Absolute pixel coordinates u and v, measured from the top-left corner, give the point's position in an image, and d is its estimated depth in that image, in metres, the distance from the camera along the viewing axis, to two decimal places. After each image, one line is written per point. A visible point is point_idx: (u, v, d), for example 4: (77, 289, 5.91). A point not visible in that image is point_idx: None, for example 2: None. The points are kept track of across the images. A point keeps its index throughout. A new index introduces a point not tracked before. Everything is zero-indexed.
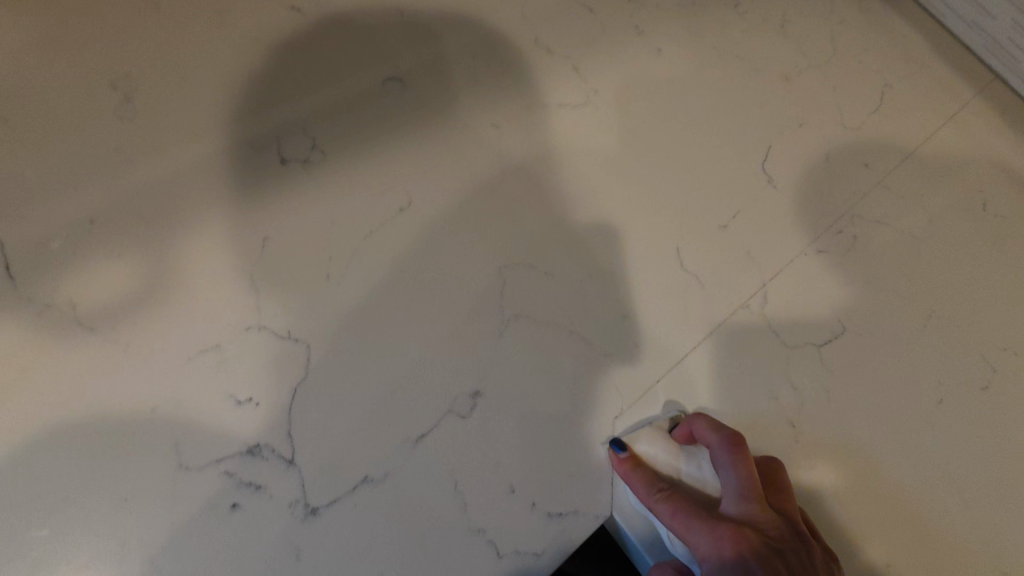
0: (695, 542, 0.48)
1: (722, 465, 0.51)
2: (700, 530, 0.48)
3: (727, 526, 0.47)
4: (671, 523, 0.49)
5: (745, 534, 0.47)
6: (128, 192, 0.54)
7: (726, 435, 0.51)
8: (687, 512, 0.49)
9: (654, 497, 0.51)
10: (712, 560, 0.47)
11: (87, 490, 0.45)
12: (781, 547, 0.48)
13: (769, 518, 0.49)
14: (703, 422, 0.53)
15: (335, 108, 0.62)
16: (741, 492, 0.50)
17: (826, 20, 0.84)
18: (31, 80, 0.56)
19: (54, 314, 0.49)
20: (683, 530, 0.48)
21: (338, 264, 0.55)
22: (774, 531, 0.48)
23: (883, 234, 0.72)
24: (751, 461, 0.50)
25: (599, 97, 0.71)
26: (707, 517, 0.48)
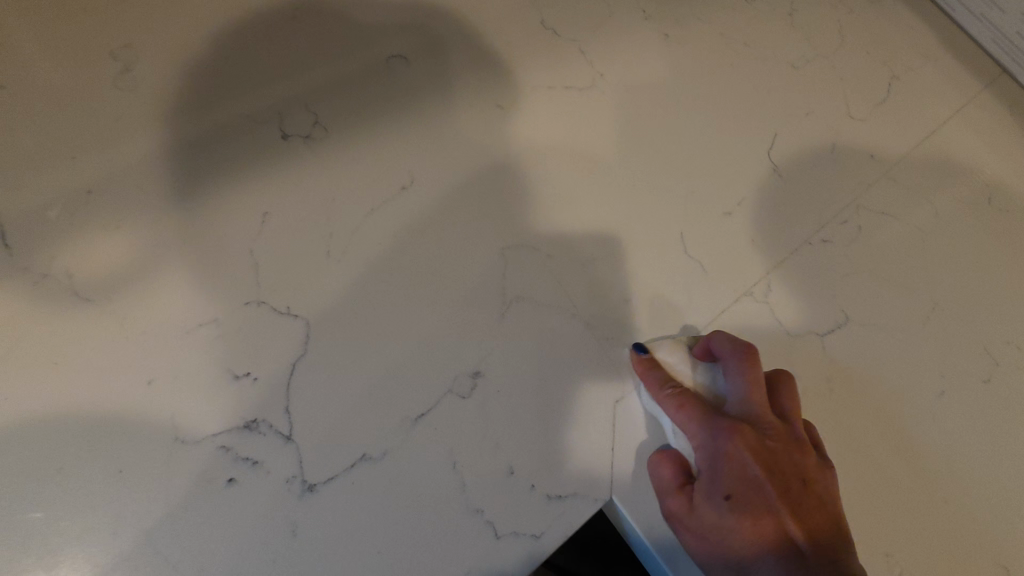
0: (695, 433, 0.50)
1: (730, 370, 0.52)
2: (700, 424, 0.50)
3: (727, 422, 0.49)
4: (675, 416, 0.51)
5: (745, 432, 0.49)
6: (127, 163, 0.53)
7: (739, 344, 0.52)
8: (691, 404, 0.50)
9: (665, 393, 0.52)
10: (708, 450, 0.49)
11: (82, 461, 0.44)
12: (777, 448, 0.49)
13: (770, 422, 0.50)
14: (720, 335, 0.53)
15: (337, 84, 0.61)
16: (745, 394, 0.51)
17: (835, 10, 0.83)
18: (30, 48, 0.55)
19: (50, 284, 0.48)
20: (684, 422, 0.50)
21: (339, 241, 0.55)
22: (773, 435, 0.50)
23: (889, 225, 0.71)
24: (760, 369, 0.51)
25: (605, 81, 0.70)
26: (709, 413, 0.50)
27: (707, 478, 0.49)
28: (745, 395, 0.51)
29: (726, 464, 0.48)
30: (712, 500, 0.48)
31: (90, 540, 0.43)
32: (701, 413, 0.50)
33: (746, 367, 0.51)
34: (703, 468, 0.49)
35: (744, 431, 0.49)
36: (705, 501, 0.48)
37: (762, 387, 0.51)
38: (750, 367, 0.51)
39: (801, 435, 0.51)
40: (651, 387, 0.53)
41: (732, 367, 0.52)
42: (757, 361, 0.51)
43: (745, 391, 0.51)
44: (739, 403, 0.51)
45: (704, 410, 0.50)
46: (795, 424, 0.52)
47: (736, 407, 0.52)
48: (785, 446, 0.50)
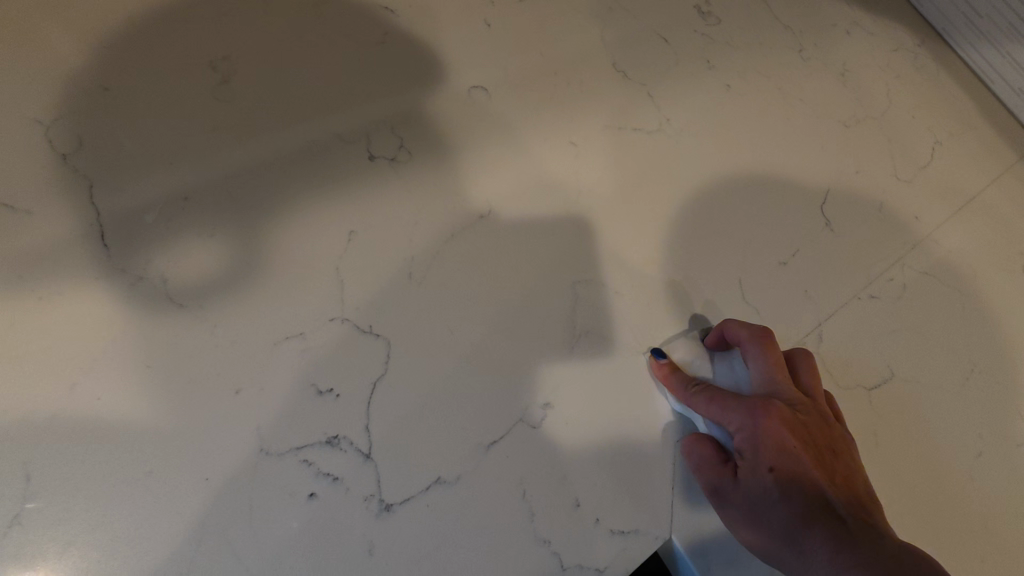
0: (730, 416, 0.51)
1: (750, 355, 0.55)
2: (732, 405, 0.51)
3: (755, 401, 0.51)
4: (706, 409, 0.52)
5: (776, 406, 0.50)
6: (223, 173, 0.54)
7: (755, 330, 0.55)
8: (718, 394, 0.52)
9: (691, 391, 0.54)
10: (744, 427, 0.50)
11: (170, 466, 0.45)
12: (807, 421, 0.51)
13: (795, 396, 0.53)
14: (734, 322, 0.57)
15: (422, 110, 0.63)
16: (769, 377, 0.54)
17: (884, 73, 0.87)
18: (132, 52, 0.56)
19: (146, 287, 0.49)
20: (716, 410, 0.52)
21: (420, 264, 0.56)
22: (801, 407, 0.52)
23: (932, 286, 0.74)
24: (778, 351, 0.55)
25: (670, 125, 0.72)
26: (738, 397, 0.51)
27: (750, 452, 0.49)
28: (766, 376, 0.54)
29: (764, 439, 0.49)
30: (756, 475, 0.49)
31: (175, 546, 0.43)
32: (728, 398, 0.51)
33: (759, 348, 0.55)
34: (744, 445, 0.50)
35: (775, 407, 0.50)
36: (750, 478, 0.49)
37: (783, 369, 0.54)
38: (765, 350, 0.54)
39: (823, 407, 0.54)
40: (675, 390, 0.55)
41: (752, 353, 0.55)
42: (773, 342, 0.55)
43: (769, 376, 0.53)
44: (763, 384, 0.54)
45: (735, 396, 0.52)
46: (817, 396, 0.55)
47: (760, 388, 0.54)
48: (812, 416, 0.52)
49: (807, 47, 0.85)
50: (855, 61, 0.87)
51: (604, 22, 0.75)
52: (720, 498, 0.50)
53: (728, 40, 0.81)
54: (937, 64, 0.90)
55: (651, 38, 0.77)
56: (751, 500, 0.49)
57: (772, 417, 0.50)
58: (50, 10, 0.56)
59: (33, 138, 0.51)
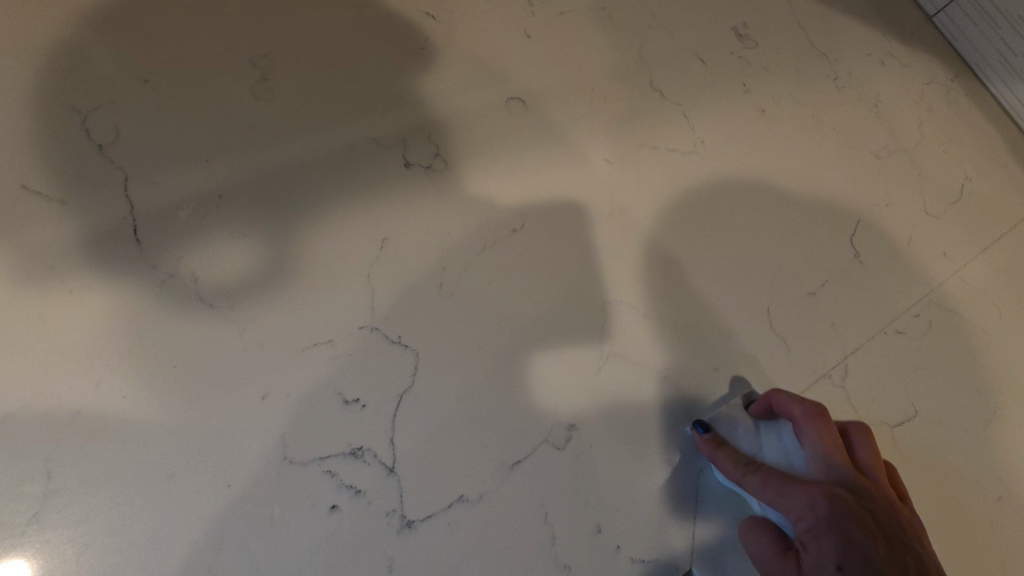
0: (791, 504, 0.46)
1: (804, 433, 0.52)
2: (793, 489, 0.47)
3: (818, 486, 0.47)
4: (762, 493, 0.49)
5: (837, 492, 0.47)
6: (258, 172, 0.53)
7: (808, 407, 0.52)
8: (777, 476, 0.48)
9: (744, 472, 0.51)
10: (808, 517, 0.46)
11: (193, 469, 0.44)
12: (873, 508, 0.47)
13: (858, 481, 0.49)
14: (783, 394, 0.54)
15: (459, 118, 0.62)
16: (827, 459, 0.50)
17: (916, 105, 0.86)
18: (173, 44, 0.56)
19: (176, 284, 0.48)
20: (773, 494, 0.48)
21: (451, 276, 0.55)
22: (864, 493, 0.48)
23: (959, 324, 0.73)
24: (833, 428, 0.52)
25: (704, 147, 0.72)
26: (796, 481, 0.48)
27: (812, 543, 0.45)
28: (825, 456, 0.50)
29: (833, 530, 0.45)
30: (824, 569, 0.44)
31: (193, 552, 0.43)
32: (788, 482, 0.48)
33: (813, 425, 0.52)
34: (806, 536, 0.46)
35: (839, 495, 0.47)
36: (817, 573, 0.44)
37: (840, 447, 0.51)
38: (822, 427, 0.51)
39: (886, 491, 0.50)
40: (728, 472, 0.51)
41: (805, 430, 0.52)
42: (829, 421, 0.52)
43: (826, 457, 0.50)
44: (820, 466, 0.50)
45: (793, 480, 0.48)
46: (876, 476, 0.51)
47: (817, 471, 0.50)
48: (879, 503, 0.48)
49: (842, 74, 0.84)
50: (890, 92, 0.86)
51: (642, 39, 0.74)
52: None
53: (764, 64, 0.80)
54: (971, 99, 0.89)
55: (688, 58, 0.76)
56: None
57: (835, 506, 0.46)
58: None
59: (69, 126, 0.50)
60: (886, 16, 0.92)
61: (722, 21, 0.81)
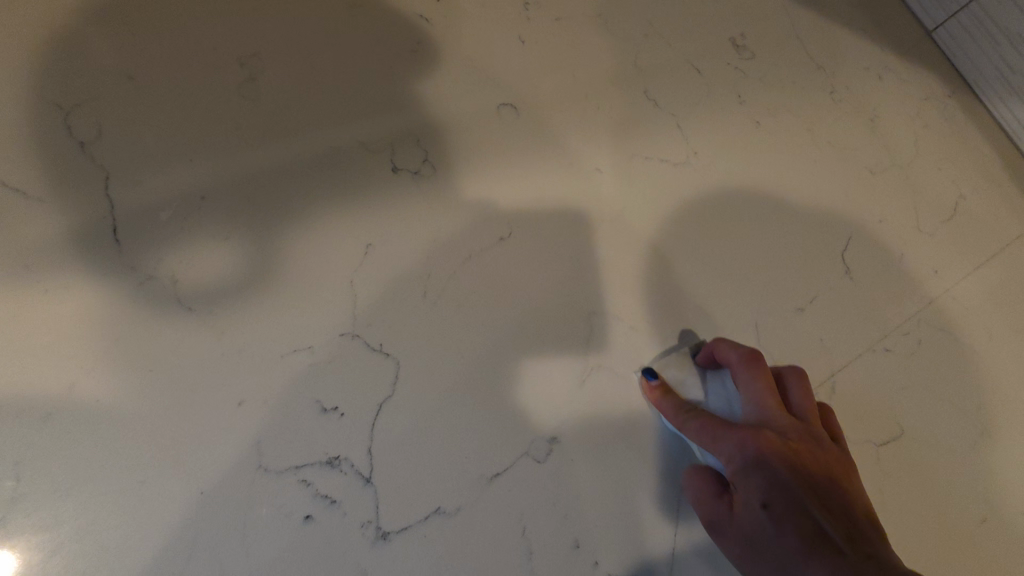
0: (720, 444, 0.47)
1: (740, 379, 0.53)
2: (724, 433, 0.48)
3: (747, 428, 0.47)
4: (697, 437, 0.49)
5: (766, 433, 0.47)
6: (243, 174, 0.52)
7: (744, 352, 0.53)
8: (710, 421, 0.49)
9: (682, 417, 0.51)
10: (737, 459, 0.46)
11: (166, 475, 0.44)
12: (800, 445, 0.48)
13: (787, 420, 0.50)
14: (724, 343, 0.55)
15: (450, 124, 0.61)
16: (760, 400, 0.51)
17: (913, 121, 0.86)
18: (162, 42, 0.55)
19: (155, 287, 0.47)
20: (707, 438, 0.49)
21: (436, 284, 0.55)
22: (793, 431, 0.49)
23: (948, 343, 0.73)
24: (767, 373, 0.52)
25: (697, 158, 0.71)
26: (727, 423, 0.48)
27: (741, 484, 0.46)
28: (759, 399, 0.51)
29: (758, 469, 0.45)
30: (750, 508, 0.45)
31: (162, 560, 0.42)
32: (720, 427, 0.48)
33: (746, 369, 0.53)
34: (735, 476, 0.46)
35: (766, 433, 0.47)
36: (745, 510, 0.45)
37: (773, 389, 0.52)
38: (752, 369, 0.52)
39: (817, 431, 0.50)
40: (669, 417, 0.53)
41: (740, 376, 0.53)
42: (764, 364, 0.52)
43: (758, 397, 0.51)
44: (754, 408, 0.51)
45: (724, 422, 0.48)
46: (807, 415, 0.52)
47: (752, 412, 0.51)
48: (807, 440, 0.49)
49: (839, 88, 0.84)
50: (887, 107, 0.85)
51: (638, 49, 0.74)
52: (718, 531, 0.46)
53: (761, 76, 0.80)
54: (968, 117, 0.89)
55: (684, 68, 0.75)
56: (748, 536, 0.45)
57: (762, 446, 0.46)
58: None
59: (53, 123, 0.50)
60: (886, 31, 0.91)
61: (720, 32, 0.80)
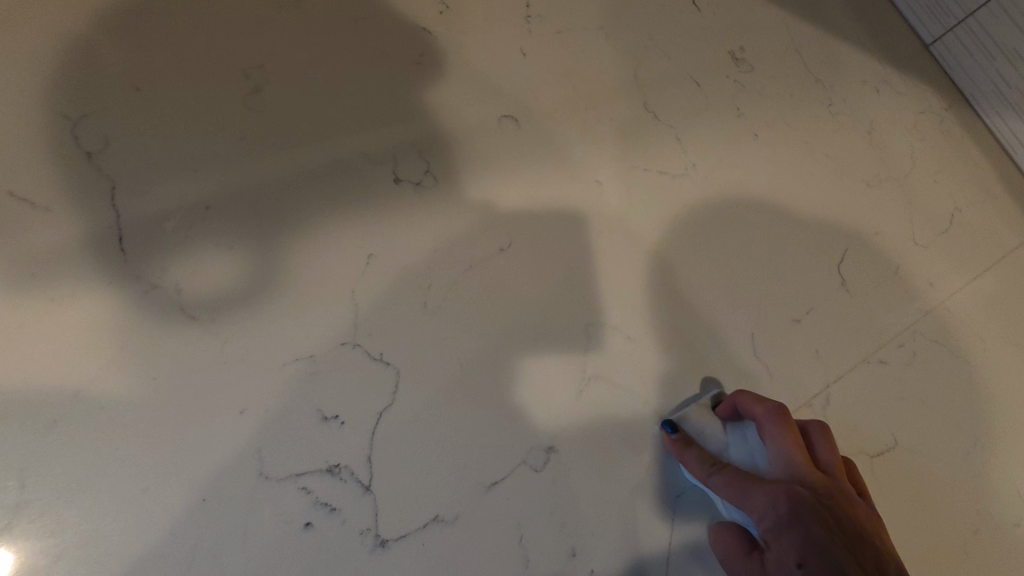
0: (752, 501, 0.47)
1: (767, 434, 0.52)
2: (755, 489, 0.47)
3: (780, 484, 0.47)
4: (726, 494, 0.49)
5: (798, 490, 0.47)
6: (247, 184, 0.53)
7: (770, 406, 0.53)
8: (740, 478, 0.49)
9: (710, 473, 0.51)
10: (770, 516, 0.46)
11: (169, 482, 0.44)
12: (832, 506, 0.47)
13: (817, 479, 0.49)
14: (747, 396, 0.54)
15: (451, 136, 0.62)
16: (788, 458, 0.50)
17: (909, 134, 0.87)
18: (169, 52, 0.56)
19: (160, 296, 0.48)
20: (737, 494, 0.48)
21: (437, 294, 0.56)
22: (824, 489, 0.49)
23: (942, 355, 0.73)
24: (796, 431, 0.52)
25: (695, 170, 0.72)
26: (757, 479, 0.48)
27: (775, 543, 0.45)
28: (788, 456, 0.50)
29: (793, 528, 0.45)
30: (784, 568, 0.44)
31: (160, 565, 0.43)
32: (750, 483, 0.48)
33: (773, 427, 0.52)
34: (766, 534, 0.46)
35: (799, 492, 0.47)
36: (778, 569, 0.45)
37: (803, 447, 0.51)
38: (779, 426, 0.52)
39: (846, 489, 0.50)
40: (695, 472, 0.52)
41: (767, 431, 0.52)
42: (791, 421, 0.52)
43: (787, 454, 0.50)
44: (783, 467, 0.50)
45: (754, 478, 0.48)
46: (836, 473, 0.51)
47: (780, 470, 0.50)
48: (838, 499, 0.48)
49: (837, 101, 0.85)
50: (883, 120, 0.86)
51: (637, 61, 0.75)
52: None
53: (759, 88, 0.81)
54: (964, 130, 0.90)
55: (683, 80, 0.76)
56: None
57: (795, 505, 0.46)
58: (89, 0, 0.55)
59: (60, 132, 0.50)
60: (884, 44, 0.92)
61: (719, 45, 0.81)
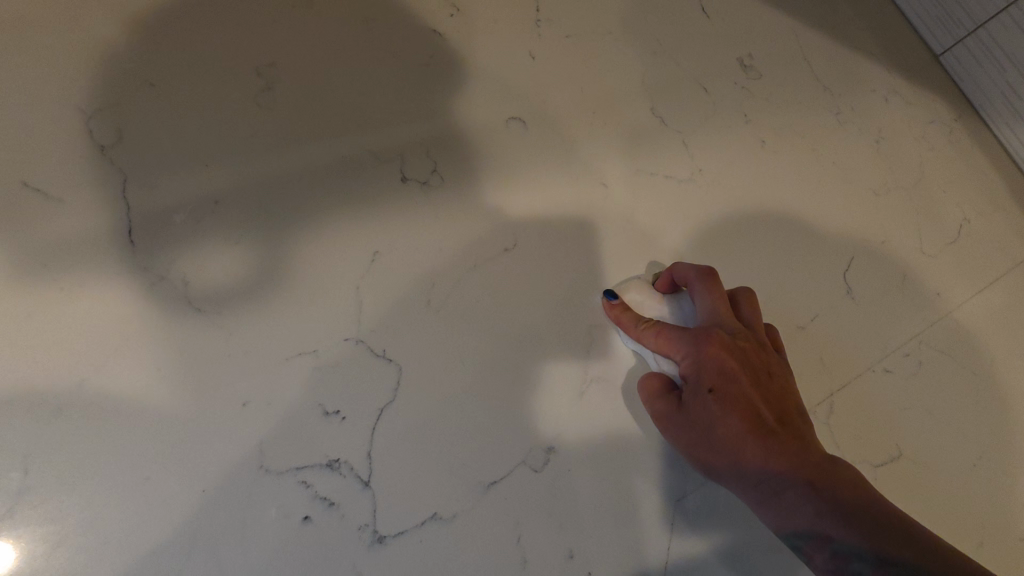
0: (678, 347, 0.54)
1: (697, 292, 0.58)
2: (680, 338, 0.54)
3: (700, 332, 0.54)
4: (655, 343, 0.56)
5: (715, 334, 0.54)
6: (256, 181, 0.54)
7: (701, 268, 0.58)
8: (668, 330, 0.55)
9: (643, 330, 0.56)
10: (690, 358, 0.54)
11: (170, 472, 0.45)
12: (746, 346, 0.54)
13: (736, 326, 0.56)
14: (683, 263, 0.59)
15: (459, 136, 0.63)
16: (712, 310, 0.57)
17: (918, 144, 0.86)
18: (183, 50, 0.57)
19: (167, 289, 0.49)
20: (669, 345, 0.55)
21: (440, 292, 0.56)
22: (740, 334, 0.56)
23: (948, 365, 0.73)
24: (722, 290, 0.58)
25: (702, 175, 0.72)
26: (683, 330, 0.55)
27: (693, 379, 0.53)
28: (712, 310, 0.57)
29: (708, 366, 0.52)
30: (698, 398, 0.52)
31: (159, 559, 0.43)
32: (678, 332, 0.55)
33: (706, 287, 0.57)
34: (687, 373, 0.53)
35: (717, 335, 0.54)
36: (694, 400, 0.52)
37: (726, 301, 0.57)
38: (711, 288, 0.58)
39: (761, 334, 0.57)
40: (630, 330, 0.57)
41: (697, 290, 0.58)
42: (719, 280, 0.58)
43: (713, 307, 0.57)
44: (707, 317, 0.57)
45: (679, 329, 0.55)
46: (757, 326, 0.58)
47: (705, 319, 0.57)
48: (754, 345, 0.55)
49: (846, 110, 0.85)
50: (892, 129, 0.86)
51: (646, 66, 0.75)
52: (669, 421, 0.53)
53: (768, 95, 0.81)
54: (974, 141, 0.89)
55: (692, 86, 0.77)
56: (694, 422, 0.52)
57: (710, 348, 0.53)
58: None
59: (74, 128, 0.51)
60: (895, 54, 0.92)
61: (728, 52, 0.81)
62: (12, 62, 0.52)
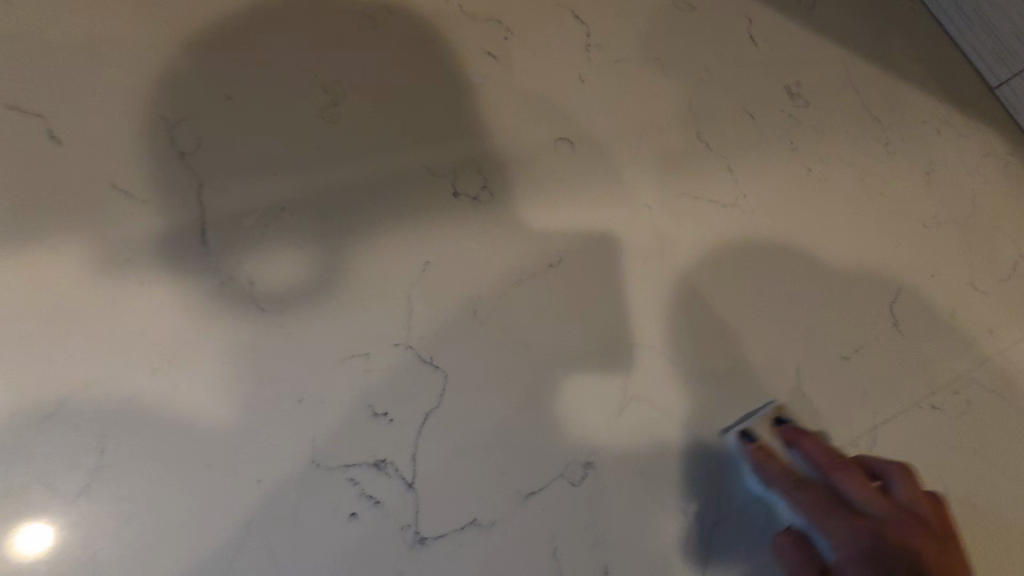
0: (832, 524, 0.48)
1: (834, 471, 0.52)
2: (834, 518, 0.48)
3: (857, 514, 0.48)
4: (806, 509, 0.50)
5: (872, 519, 0.47)
6: (319, 190, 0.57)
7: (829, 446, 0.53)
8: (818, 501, 0.50)
9: (791, 487, 0.52)
10: (845, 547, 0.47)
11: (230, 461, 0.47)
12: (907, 537, 0.46)
13: (894, 510, 0.48)
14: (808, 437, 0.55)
15: (510, 154, 0.65)
16: (861, 486, 0.50)
17: (970, 177, 0.85)
18: (258, 66, 0.61)
19: (234, 288, 0.52)
20: (809, 516, 0.50)
21: (487, 304, 0.58)
22: (901, 518, 0.48)
23: (999, 405, 0.70)
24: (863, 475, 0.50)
25: (746, 201, 0.72)
26: (832, 504, 0.49)
27: (845, 573, 0.46)
28: (863, 491, 0.50)
29: (863, 558, 0.46)
30: None
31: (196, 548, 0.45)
32: (833, 509, 0.49)
33: (814, 442, 0.55)
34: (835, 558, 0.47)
35: (874, 522, 0.47)
36: None
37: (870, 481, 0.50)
38: (820, 442, 0.54)
39: (929, 521, 0.49)
40: (773, 480, 0.54)
41: (835, 468, 0.52)
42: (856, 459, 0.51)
43: (861, 485, 0.50)
44: (857, 500, 0.50)
45: (835, 509, 0.49)
46: (920, 512, 0.49)
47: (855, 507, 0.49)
48: (922, 530, 0.47)
49: (895, 140, 0.84)
50: (943, 162, 0.85)
51: (693, 92, 0.76)
52: None
53: (815, 124, 0.81)
54: None
55: (738, 113, 0.77)
56: None
57: (865, 530, 0.47)
58: (190, 16, 0.61)
59: (158, 135, 0.55)
60: (947, 86, 0.91)
61: (774, 80, 0.82)
62: (105, 71, 0.56)
